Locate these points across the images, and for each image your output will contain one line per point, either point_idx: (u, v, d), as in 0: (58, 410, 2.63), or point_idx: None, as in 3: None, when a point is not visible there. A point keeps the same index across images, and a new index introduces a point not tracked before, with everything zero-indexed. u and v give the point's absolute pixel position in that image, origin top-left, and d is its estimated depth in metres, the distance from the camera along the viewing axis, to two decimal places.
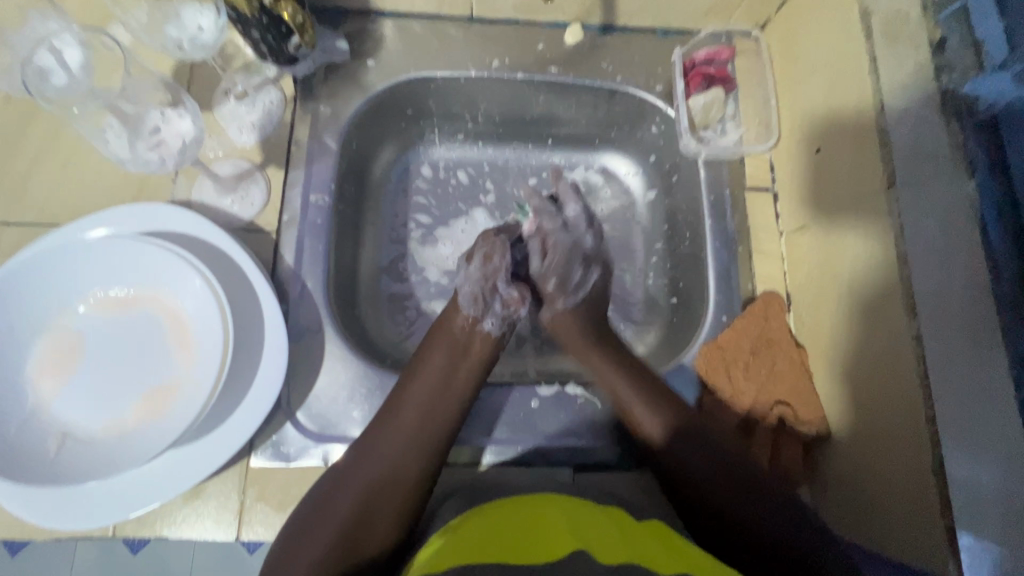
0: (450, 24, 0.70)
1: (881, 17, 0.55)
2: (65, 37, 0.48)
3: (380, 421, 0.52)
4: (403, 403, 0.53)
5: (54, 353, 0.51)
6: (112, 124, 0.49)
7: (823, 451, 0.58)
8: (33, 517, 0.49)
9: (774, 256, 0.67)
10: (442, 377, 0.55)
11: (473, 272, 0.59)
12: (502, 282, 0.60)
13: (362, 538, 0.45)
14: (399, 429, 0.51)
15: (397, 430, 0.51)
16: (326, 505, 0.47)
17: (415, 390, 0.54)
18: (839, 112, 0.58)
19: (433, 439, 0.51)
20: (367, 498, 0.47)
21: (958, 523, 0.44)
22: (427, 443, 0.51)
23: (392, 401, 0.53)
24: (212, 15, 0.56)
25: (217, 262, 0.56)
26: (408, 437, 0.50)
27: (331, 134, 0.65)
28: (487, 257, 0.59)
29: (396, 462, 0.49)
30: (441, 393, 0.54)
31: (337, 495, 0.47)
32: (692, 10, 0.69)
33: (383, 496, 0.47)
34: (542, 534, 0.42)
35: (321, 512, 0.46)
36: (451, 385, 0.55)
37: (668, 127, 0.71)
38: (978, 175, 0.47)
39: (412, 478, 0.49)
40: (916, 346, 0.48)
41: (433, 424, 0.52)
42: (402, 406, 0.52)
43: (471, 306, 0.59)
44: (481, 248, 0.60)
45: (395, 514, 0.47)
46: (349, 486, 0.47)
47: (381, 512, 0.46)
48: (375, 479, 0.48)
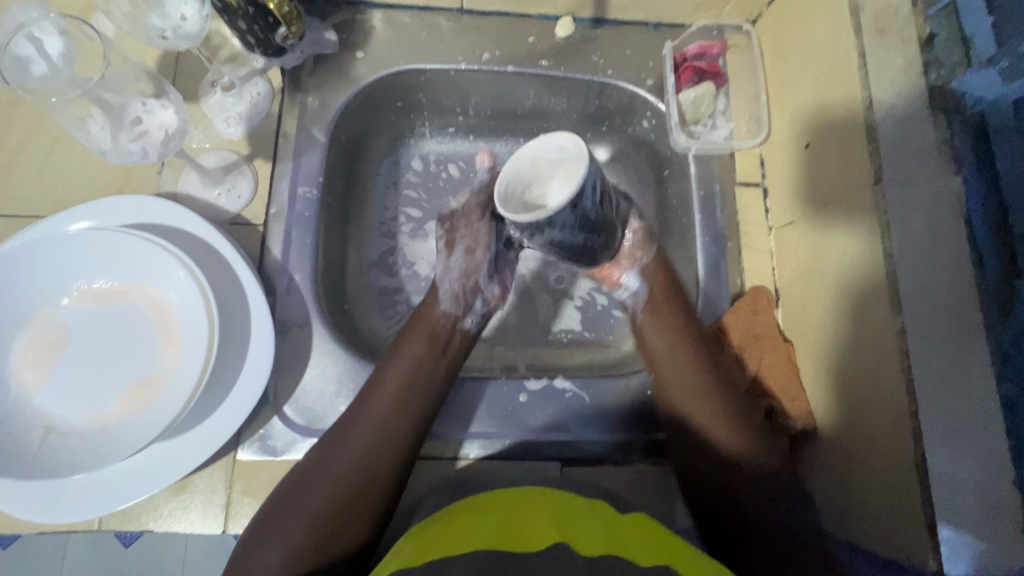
0: (441, 16, 0.69)
1: (870, 12, 0.54)
2: (44, 23, 0.47)
3: (352, 412, 0.52)
4: (376, 394, 0.52)
5: (37, 346, 0.50)
6: (93, 114, 0.48)
7: (810, 445, 0.58)
8: (17, 511, 0.49)
9: (763, 251, 0.67)
10: (416, 367, 0.55)
11: (455, 266, 0.62)
12: (483, 278, 0.63)
13: (336, 532, 0.46)
14: (370, 421, 0.51)
15: (369, 421, 0.51)
16: (296, 498, 0.47)
17: (388, 380, 0.53)
18: (828, 108, 0.58)
19: (405, 428, 0.51)
20: (339, 491, 0.47)
21: (938, 516, 0.44)
22: (401, 434, 0.51)
23: (365, 392, 0.53)
24: (196, 5, 0.54)
25: (203, 255, 0.55)
26: (379, 429, 0.50)
27: (320, 127, 0.64)
28: (468, 251, 0.62)
29: (368, 454, 0.49)
30: (415, 383, 0.54)
31: (308, 488, 0.47)
32: (683, 4, 0.69)
33: (355, 489, 0.47)
34: (524, 525, 0.42)
35: (291, 504, 0.47)
36: (425, 375, 0.55)
37: (659, 121, 0.71)
38: (965, 171, 0.48)
39: (384, 469, 0.49)
40: (899, 340, 0.48)
41: (406, 415, 0.52)
42: (375, 397, 0.52)
43: (454, 304, 0.61)
44: (464, 239, 0.62)
45: (369, 506, 0.48)
46: (321, 478, 0.48)
47: (353, 504, 0.47)
48: (347, 472, 0.48)
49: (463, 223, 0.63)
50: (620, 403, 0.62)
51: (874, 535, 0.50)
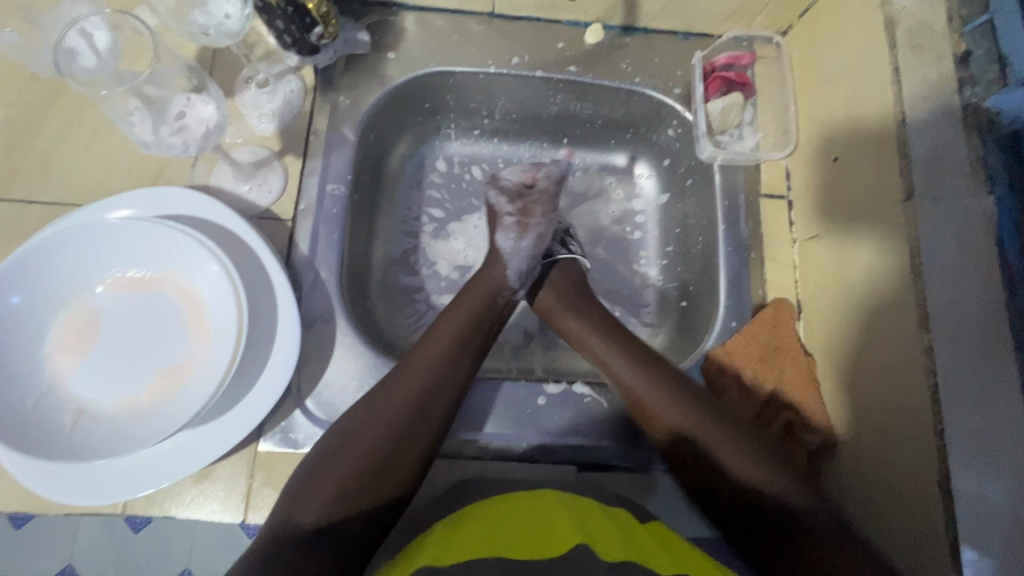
0: (471, 19, 0.70)
1: (906, 27, 0.54)
2: (93, 17, 0.49)
3: (401, 368, 0.53)
4: (428, 353, 0.54)
5: (71, 331, 0.51)
6: (136, 107, 0.48)
7: (829, 459, 0.58)
8: (47, 492, 0.50)
9: (786, 263, 0.67)
10: (466, 332, 0.57)
11: (528, 245, 0.63)
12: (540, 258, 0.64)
13: (383, 478, 0.47)
14: (418, 377, 0.52)
15: (416, 375, 0.52)
16: (345, 444, 0.48)
17: (438, 341, 0.55)
18: (859, 121, 0.58)
19: (451, 390, 0.53)
20: (388, 441, 0.49)
21: (962, 538, 0.43)
22: (447, 393, 0.53)
23: (414, 350, 0.54)
24: (238, 3, 0.55)
25: (234, 248, 0.56)
26: (430, 383, 0.52)
27: (350, 125, 0.65)
28: (540, 237, 0.63)
29: (416, 412, 0.50)
30: (464, 348, 0.56)
31: (356, 439, 0.48)
32: (714, 14, 0.69)
33: (400, 443, 0.49)
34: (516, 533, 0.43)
35: (338, 451, 0.48)
36: (473, 342, 0.57)
37: (685, 130, 0.71)
38: (998, 191, 0.47)
39: (429, 427, 0.51)
40: (927, 358, 0.48)
41: (454, 376, 0.54)
42: (425, 356, 0.54)
43: (519, 279, 0.62)
44: (537, 225, 0.63)
45: (412, 460, 0.49)
46: (367, 429, 0.49)
47: (398, 455, 0.49)
48: (395, 424, 0.49)
49: (540, 207, 0.64)
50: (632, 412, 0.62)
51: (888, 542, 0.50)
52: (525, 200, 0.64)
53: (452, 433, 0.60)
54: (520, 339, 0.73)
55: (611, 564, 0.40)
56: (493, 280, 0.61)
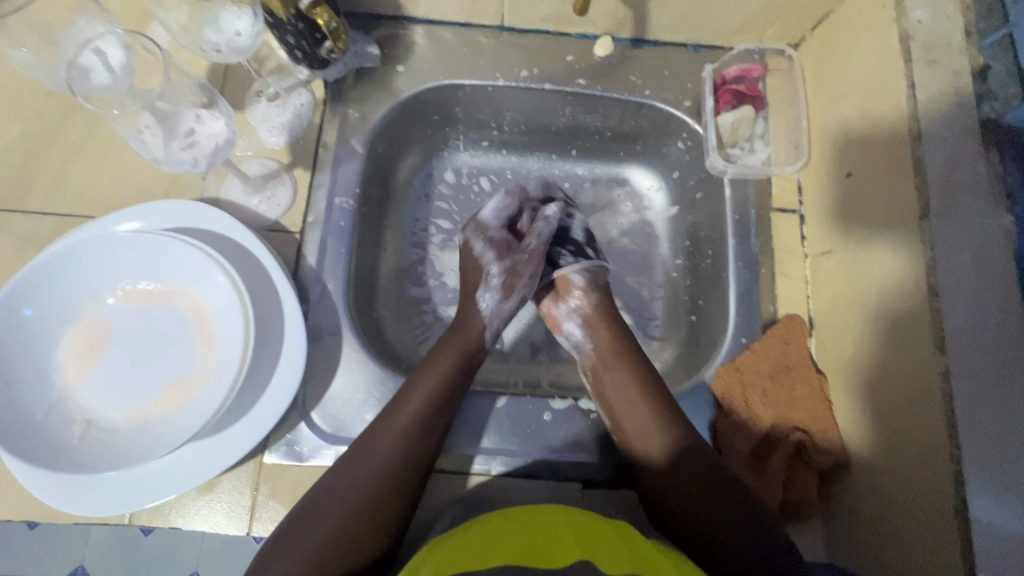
0: (481, 32, 0.70)
1: (921, 41, 0.53)
2: (108, 37, 0.50)
3: (376, 427, 0.53)
4: (402, 411, 0.53)
5: (81, 343, 0.52)
6: (148, 123, 0.51)
7: (840, 481, 0.57)
8: (55, 502, 0.51)
9: (798, 279, 0.65)
10: (443, 385, 0.56)
11: (511, 302, 0.63)
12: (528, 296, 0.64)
13: (354, 545, 0.47)
14: (392, 436, 0.52)
15: (392, 435, 0.52)
16: (320, 505, 0.48)
17: (415, 397, 0.54)
18: (873, 136, 0.57)
19: (425, 449, 0.52)
20: (359, 510, 0.48)
21: (978, 568, 0.42)
22: (422, 452, 0.52)
23: (390, 408, 0.54)
24: (250, 20, 0.56)
25: (242, 260, 0.57)
26: (402, 450, 0.51)
27: (358, 138, 0.66)
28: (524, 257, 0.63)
29: (387, 475, 0.50)
30: (441, 404, 0.55)
31: (331, 499, 0.49)
32: (725, 26, 0.68)
33: (374, 509, 0.49)
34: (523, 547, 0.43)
35: (315, 511, 0.48)
36: (449, 397, 0.56)
37: (694, 143, 0.71)
38: (1017, 209, 0.47)
39: (402, 490, 0.50)
40: (943, 382, 0.47)
41: (428, 433, 0.53)
42: (398, 416, 0.53)
43: (495, 318, 0.62)
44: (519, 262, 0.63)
45: (385, 524, 0.49)
46: (341, 493, 0.49)
47: (370, 520, 0.48)
48: (369, 490, 0.49)
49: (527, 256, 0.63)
50: None
51: (905, 561, 0.48)
52: (512, 257, 0.63)
53: (457, 448, 0.59)
54: (526, 352, 0.72)
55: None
56: (472, 334, 0.61)
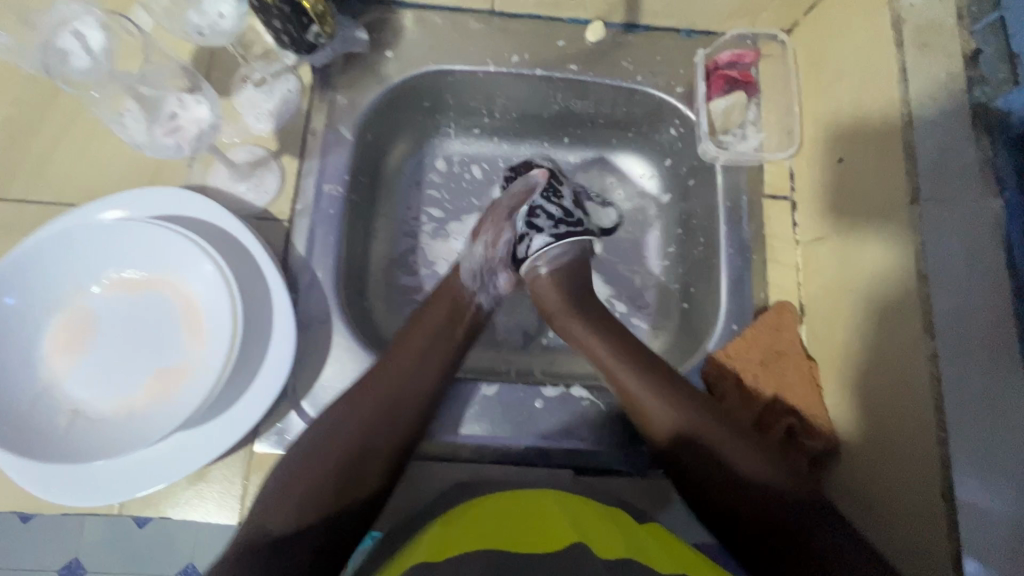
0: (471, 17, 0.69)
1: (913, 25, 0.53)
2: (85, 17, 0.49)
3: (370, 373, 0.54)
4: (396, 356, 0.55)
5: (67, 331, 0.51)
6: (131, 109, 0.50)
7: (831, 466, 0.57)
8: (43, 492, 0.50)
9: (789, 266, 0.65)
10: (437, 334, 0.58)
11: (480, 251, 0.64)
12: (499, 267, 0.64)
13: (360, 474, 0.49)
14: (387, 378, 0.54)
15: (392, 376, 0.54)
16: (319, 446, 0.49)
17: (409, 344, 0.57)
18: (864, 122, 0.57)
19: (422, 388, 0.54)
20: (358, 439, 0.50)
21: (964, 549, 0.42)
22: (418, 392, 0.54)
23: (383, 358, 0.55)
24: (233, 2, 0.56)
25: (230, 249, 0.56)
26: (402, 386, 0.54)
27: (347, 125, 0.65)
28: (492, 243, 0.64)
29: (388, 411, 0.52)
30: (434, 351, 0.57)
31: (329, 437, 0.50)
32: (717, 11, 0.67)
33: (373, 437, 0.51)
34: (513, 530, 0.43)
35: (314, 451, 0.49)
36: (443, 344, 0.58)
37: (687, 130, 0.70)
38: (1006, 192, 0.46)
39: (400, 422, 0.52)
40: (930, 365, 0.47)
41: (426, 374, 0.55)
42: (395, 361, 0.55)
43: (472, 281, 0.63)
44: (490, 231, 0.64)
45: (387, 454, 0.51)
46: (338, 429, 0.50)
47: (371, 457, 0.50)
48: (370, 423, 0.51)
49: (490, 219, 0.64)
50: None
51: (894, 542, 0.49)
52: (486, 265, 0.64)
53: (448, 436, 0.59)
54: (518, 341, 0.72)
55: (606, 561, 0.40)
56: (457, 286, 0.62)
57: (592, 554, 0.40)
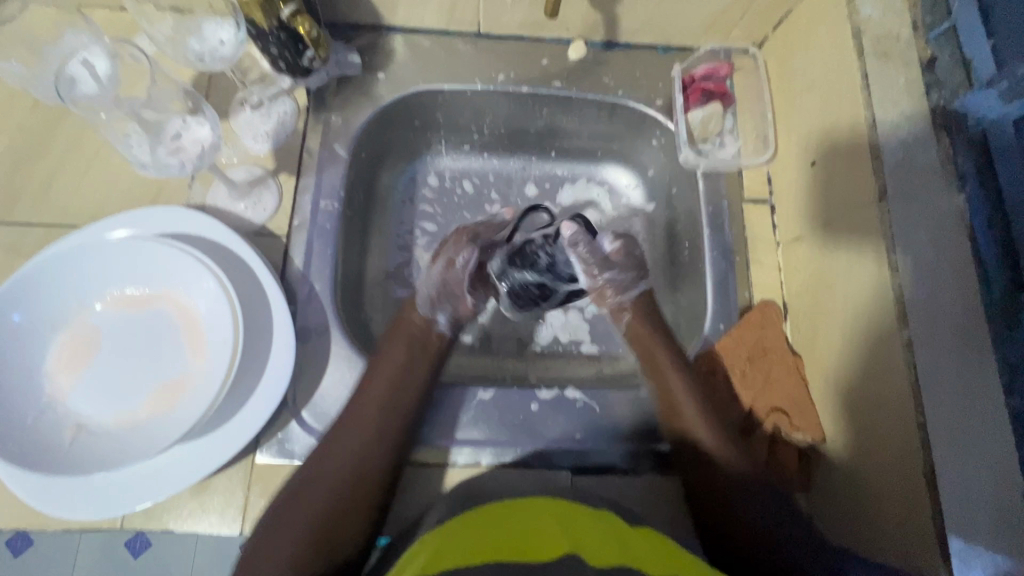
0: (458, 39, 0.72)
1: (872, 35, 0.56)
2: (94, 48, 0.52)
3: (342, 421, 0.56)
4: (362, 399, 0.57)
5: (71, 347, 0.53)
6: (134, 130, 0.52)
7: (818, 459, 0.59)
8: (45, 507, 0.51)
9: (771, 266, 0.68)
10: (397, 375, 0.59)
11: (438, 273, 0.66)
12: (462, 289, 0.66)
13: (337, 527, 0.50)
14: (359, 427, 0.55)
15: (367, 418, 0.55)
16: (300, 490, 0.51)
17: (372, 387, 0.57)
18: (832, 128, 0.60)
19: (390, 433, 0.55)
20: (336, 492, 0.51)
21: (948, 528, 0.44)
22: (386, 439, 0.55)
23: (349, 407, 0.57)
24: (231, 29, 0.58)
25: (230, 264, 0.58)
26: (370, 432, 0.55)
27: (341, 143, 0.67)
28: (450, 263, 0.66)
29: (361, 461, 0.53)
30: (398, 395, 0.58)
31: (309, 482, 0.51)
32: (691, 27, 0.71)
33: (352, 490, 0.52)
34: (508, 538, 0.43)
35: (298, 497, 0.51)
36: (407, 388, 0.59)
37: (668, 140, 0.73)
38: (967, 189, 0.50)
39: (374, 472, 0.53)
40: (907, 353, 0.49)
41: (389, 418, 0.56)
42: (361, 408, 0.56)
43: (432, 307, 0.65)
44: (450, 252, 0.66)
45: (368, 503, 0.52)
46: (319, 479, 0.51)
47: (352, 507, 0.51)
48: (345, 476, 0.52)
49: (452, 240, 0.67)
50: (635, 417, 0.63)
51: (883, 529, 0.50)
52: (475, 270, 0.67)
53: (443, 441, 0.60)
54: (513, 348, 0.73)
55: (598, 569, 0.41)
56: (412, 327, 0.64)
57: (585, 564, 0.41)
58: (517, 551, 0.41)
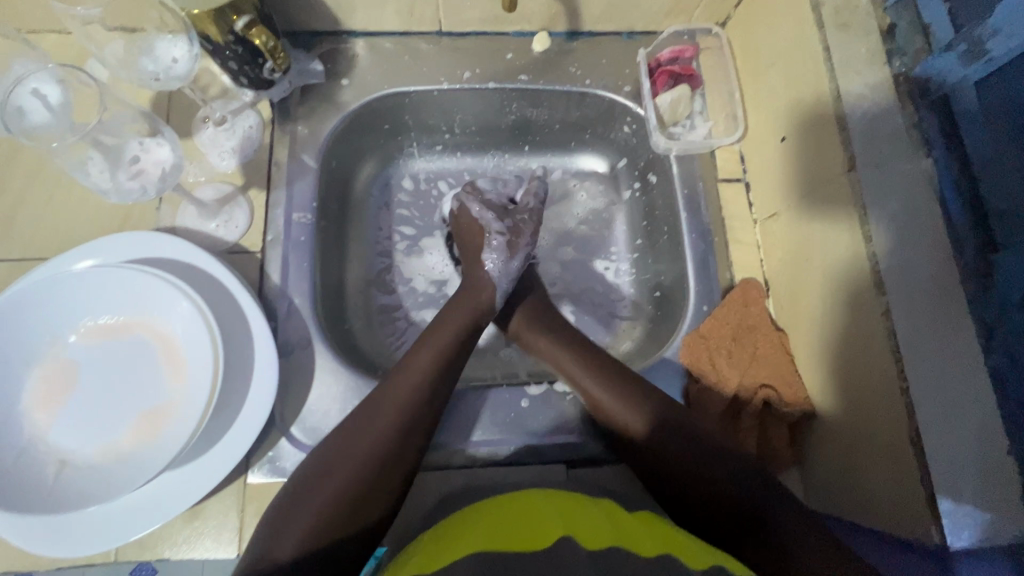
0: (421, 39, 0.71)
1: (831, 7, 0.57)
2: (41, 74, 0.50)
3: (375, 397, 0.53)
4: (409, 373, 0.55)
5: (48, 383, 0.52)
6: (92, 156, 0.51)
7: (807, 432, 0.59)
8: (34, 547, 0.50)
9: (750, 244, 0.68)
10: (450, 347, 0.58)
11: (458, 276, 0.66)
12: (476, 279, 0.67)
13: (367, 503, 0.48)
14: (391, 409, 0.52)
15: (405, 391, 0.53)
16: (328, 469, 0.48)
17: (420, 360, 0.56)
18: (799, 101, 0.60)
19: (431, 410, 0.54)
20: (370, 469, 0.49)
21: (938, 490, 0.45)
22: (426, 413, 0.53)
23: (381, 388, 0.54)
24: (185, 45, 0.56)
25: (204, 285, 0.57)
26: (411, 403, 0.53)
27: (310, 153, 0.66)
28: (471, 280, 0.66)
29: (399, 433, 0.51)
30: (445, 367, 0.56)
31: (338, 462, 0.48)
32: (654, 12, 0.71)
33: (388, 461, 0.50)
34: (504, 528, 0.43)
35: (321, 478, 0.48)
36: (455, 358, 0.58)
37: (639, 125, 0.73)
38: (936, 152, 0.51)
39: (409, 450, 0.51)
40: (885, 321, 0.49)
41: (433, 390, 0.54)
42: (405, 381, 0.54)
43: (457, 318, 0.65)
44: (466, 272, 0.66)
45: (399, 476, 0.50)
46: (353, 450, 0.49)
47: (384, 481, 0.49)
48: (378, 452, 0.49)
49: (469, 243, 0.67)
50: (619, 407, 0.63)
51: (874, 495, 0.50)
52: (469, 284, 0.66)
53: (439, 445, 0.60)
54: (501, 346, 0.73)
55: (593, 553, 0.40)
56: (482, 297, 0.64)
57: (579, 549, 0.40)
58: (510, 541, 0.41)
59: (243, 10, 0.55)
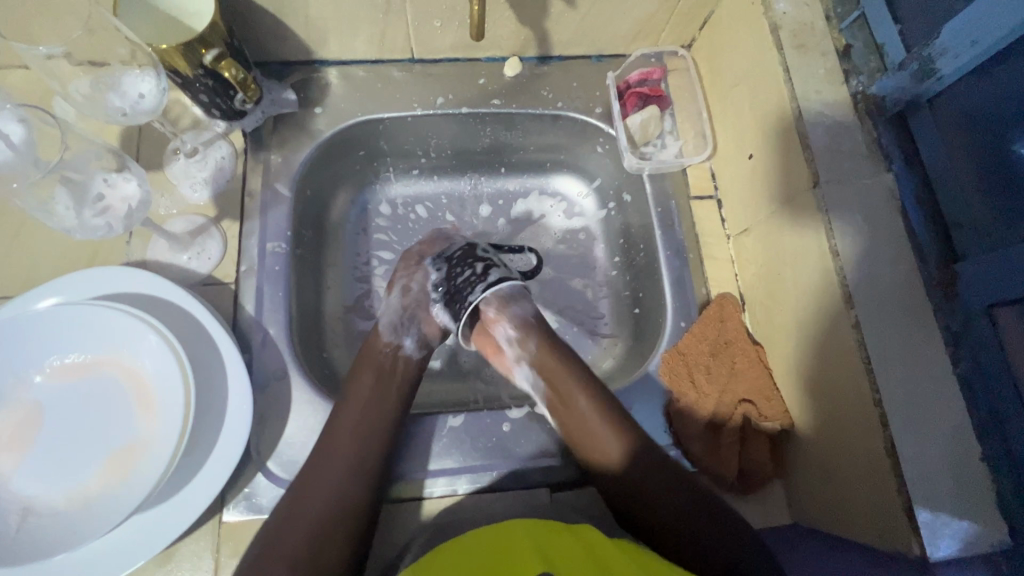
0: (394, 66, 0.72)
1: (789, 30, 0.59)
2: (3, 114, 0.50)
3: (312, 460, 0.54)
4: (336, 429, 0.56)
5: (12, 426, 0.50)
6: (58, 194, 0.50)
7: (787, 445, 0.59)
8: None
9: (724, 259, 0.69)
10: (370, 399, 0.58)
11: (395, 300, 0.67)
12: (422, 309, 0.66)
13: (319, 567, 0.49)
14: (329, 465, 0.54)
15: (334, 452, 0.54)
16: (274, 540, 0.50)
17: (347, 416, 0.57)
18: (763, 120, 0.61)
19: (368, 465, 0.55)
20: (312, 536, 0.50)
21: (915, 502, 0.45)
22: (361, 472, 0.54)
23: (327, 428, 0.56)
24: (153, 80, 0.55)
25: (175, 319, 0.56)
26: (343, 462, 0.54)
27: (284, 182, 0.66)
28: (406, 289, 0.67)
29: (335, 494, 0.52)
30: (370, 424, 0.57)
31: (283, 533, 0.50)
32: (621, 35, 0.72)
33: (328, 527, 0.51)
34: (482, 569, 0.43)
35: (267, 553, 0.49)
36: (382, 408, 0.58)
37: (611, 146, 0.74)
38: (895, 167, 0.53)
39: (348, 510, 0.52)
40: (856, 333, 0.50)
41: (364, 445, 0.55)
42: (334, 439, 0.55)
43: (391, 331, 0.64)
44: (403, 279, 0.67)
45: (346, 541, 0.51)
46: (294, 520, 0.51)
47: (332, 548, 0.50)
48: (319, 518, 0.51)
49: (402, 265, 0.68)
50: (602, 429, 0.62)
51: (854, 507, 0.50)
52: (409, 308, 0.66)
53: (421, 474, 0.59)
54: (482, 369, 0.73)
55: None
56: (378, 349, 0.63)
57: None
58: None
59: (213, 43, 0.55)
